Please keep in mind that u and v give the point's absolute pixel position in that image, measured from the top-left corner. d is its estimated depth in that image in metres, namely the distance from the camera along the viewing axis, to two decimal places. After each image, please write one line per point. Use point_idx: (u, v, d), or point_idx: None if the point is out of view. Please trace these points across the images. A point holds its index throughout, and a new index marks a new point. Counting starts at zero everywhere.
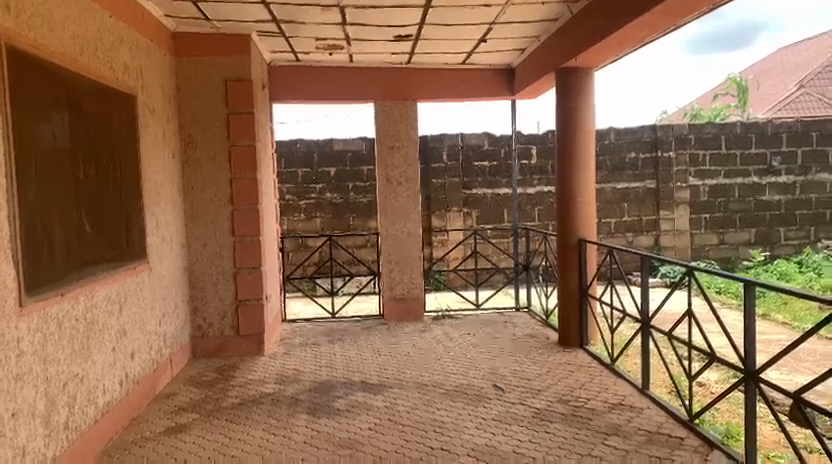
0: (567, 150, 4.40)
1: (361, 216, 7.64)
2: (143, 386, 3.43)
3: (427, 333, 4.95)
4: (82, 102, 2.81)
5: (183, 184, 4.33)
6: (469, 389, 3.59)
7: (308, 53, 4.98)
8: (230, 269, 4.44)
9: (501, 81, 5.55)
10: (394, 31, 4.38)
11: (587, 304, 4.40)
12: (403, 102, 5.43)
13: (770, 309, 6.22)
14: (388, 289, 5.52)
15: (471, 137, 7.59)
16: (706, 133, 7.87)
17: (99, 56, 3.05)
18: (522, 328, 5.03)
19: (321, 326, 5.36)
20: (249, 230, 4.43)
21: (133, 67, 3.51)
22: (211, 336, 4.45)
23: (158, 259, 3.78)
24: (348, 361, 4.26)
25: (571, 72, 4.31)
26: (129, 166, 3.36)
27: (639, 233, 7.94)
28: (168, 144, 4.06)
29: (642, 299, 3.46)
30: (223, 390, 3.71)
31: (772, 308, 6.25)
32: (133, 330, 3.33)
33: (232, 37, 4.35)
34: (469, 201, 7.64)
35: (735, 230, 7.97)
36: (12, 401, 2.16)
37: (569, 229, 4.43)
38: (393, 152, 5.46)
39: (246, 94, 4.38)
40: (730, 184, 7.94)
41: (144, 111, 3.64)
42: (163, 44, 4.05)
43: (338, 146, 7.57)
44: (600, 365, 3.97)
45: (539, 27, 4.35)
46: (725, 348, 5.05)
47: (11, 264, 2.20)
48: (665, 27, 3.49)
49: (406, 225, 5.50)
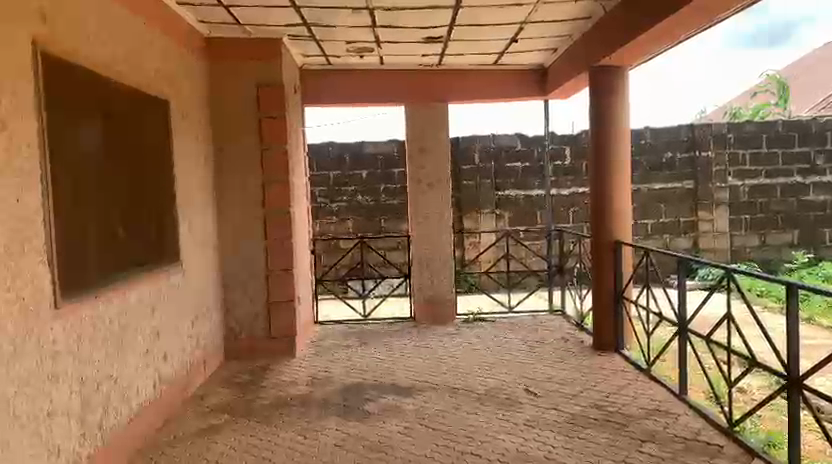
0: (601, 150, 4.32)
1: (393, 218, 7.63)
2: (176, 387, 3.46)
3: (458, 336, 4.91)
4: (116, 107, 2.86)
5: (216, 187, 4.38)
6: (501, 394, 3.54)
7: (339, 57, 4.99)
8: (263, 271, 4.47)
9: (532, 81, 5.49)
10: (424, 32, 4.37)
11: (622, 308, 4.31)
12: (435, 103, 5.41)
13: (815, 313, 6.02)
14: (419, 292, 5.50)
15: (502, 138, 7.56)
16: (746, 132, 7.66)
17: (133, 61, 3.10)
18: (555, 331, 4.96)
19: (353, 328, 5.35)
20: (280, 233, 4.46)
21: (166, 72, 3.57)
22: (243, 337, 4.48)
23: (191, 261, 3.82)
24: (379, 363, 4.25)
25: (604, 71, 4.23)
26: (162, 170, 3.41)
27: (676, 235, 7.75)
28: (201, 147, 4.11)
29: (679, 302, 3.37)
30: (255, 392, 3.73)
31: (817, 313, 6.04)
32: (167, 331, 3.37)
33: (263, 41, 4.38)
34: (501, 203, 7.56)
35: (777, 231, 7.73)
36: (47, 401, 2.20)
37: (604, 231, 4.35)
38: (424, 154, 5.44)
39: (277, 98, 4.41)
40: (772, 184, 7.71)
41: (176, 115, 3.69)
42: (196, 49, 4.11)
43: (370, 149, 7.59)
44: (635, 370, 3.88)
45: (570, 26, 4.28)
46: (767, 352, 4.88)
47: (47, 267, 2.25)
48: (701, 24, 3.39)
49: (437, 228, 5.47)
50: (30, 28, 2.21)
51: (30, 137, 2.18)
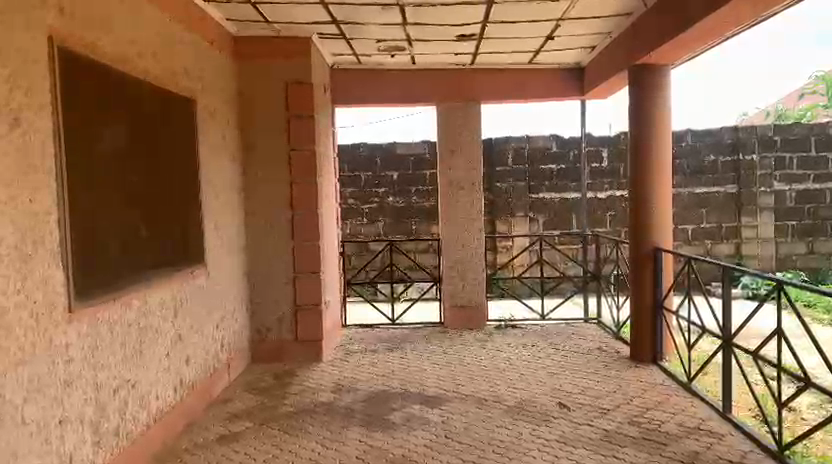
0: (640, 152, 4.12)
1: (424, 220, 7.51)
2: (199, 391, 3.40)
3: (489, 343, 4.76)
4: (138, 105, 2.80)
5: (244, 188, 4.32)
6: (532, 407, 3.38)
7: (369, 56, 4.89)
8: (289, 273, 4.39)
9: (569, 80, 5.31)
10: (456, 30, 4.23)
11: (661, 317, 4.11)
12: (468, 103, 5.27)
13: None
14: (449, 297, 5.37)
15: (537, 140, 7.36)
16: (794, 135, 7.33)
17: (156, 58, 3.04)
18: (590, 340, 4.77)
19: (381, 333, 5.25)
20: (308, 235, 4.37)
21: (193, 70, 3.51)
22: (269, 341, 4.41)
23: (216, 263, 3.76)
24: (406, 370, 4.12)
25: (645, 70, 4.04)
26: (187, 168, 3.35)
27: (719, 241, 7.45)
28: (228, 147, 4.05)
29: (723, 314, 3.16)
30: (279, 398, 3.65)
31: None
32: (189, 335, 3.30)
33: (292, 39, 4.30)
34: (535, 206, 7.37)
35: (826, 238, 7.37)
36: (59, 408, 2.13)
37: (642, 237, 4.15)
38: (456, 156, 5.30)
39: (306, 97, 4.33)
40: (821, 189, 7.38)
41: (203, 114, 3.63)
42: (224, 48, 4.05)
43: (401, 151, 7.48)
44: (674, 384, 3.67)
45: (609, 22, 4.11)
46: (820, 368, 4.59)
47: (60, 269, 2.18)
48: (751, 19, 3.19)
49: (468, 230, 5.32)
50: (46, 23, 2.15)
51: (44, 135, 2.11)
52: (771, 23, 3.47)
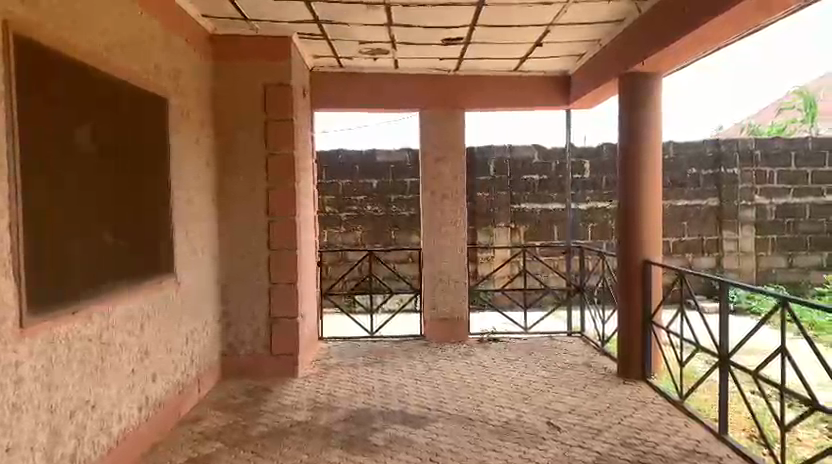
0: (630, 162, 4.01)
1: (403, 229, 7.34)
2: (166, 411, 3.18)
3: (472, 358, 4.60)
4: (104, 103, 2.59)
5: (219, 193, 4.11)
6: (520, 427, 3.22)
7: (351, 59, 4.72)
8: (265, 283, 4.18)
9: (554, 88, 5.20)
10: (443, 33, 4.09)
11: (651, 332, 3.99)
12: (451, 110, 5.13)
13: None
14: (430, 310, 5.20)
15: (519, 150, 7.25)
16: (774, 149, 7.34)
17: (126, 54, 2.84)
18: (577, 355, 4.64)
19: (360, 346, 5.05)
20: (286, 244, 4.17)
21: (166, 68, 3.31)
22: (242, 355, 4.19)
23: (187, 273, 3.54)
24: (388, 387, 3.93)
25: (637, 79, 3.94)
26: (158, 171, 3.14)
27: (699, 254, 7.41)
28: (202, 150, 3.85)
29: (720, 331, 3.04)
30: (253, 417, 3.44)
31: None
32: (156, 349, 3.08)
33: (272, 40, 4.12)
34: (517, 216, 7.26)
35: (805, 253, 7.38)
36: (6, 435, 1.91)
37: (632, 250, 4.03)
38: (439, 164, 5.15)
39: (285, 100, 4.14)
40: (801, 203, 7.39)
41: (175, 114, 3.42)
42: (200, 46, 3.85)
43: (381, 158, 7.31)
44: (666, 403, 3.54)
45: (600, 29, 4.00)
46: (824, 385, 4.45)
47: (11, 279, 1.96)
48: (750, 26, 3.10)
49: (452, 241, 5.17)
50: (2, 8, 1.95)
51: None
52: (766, 33, 3.39)
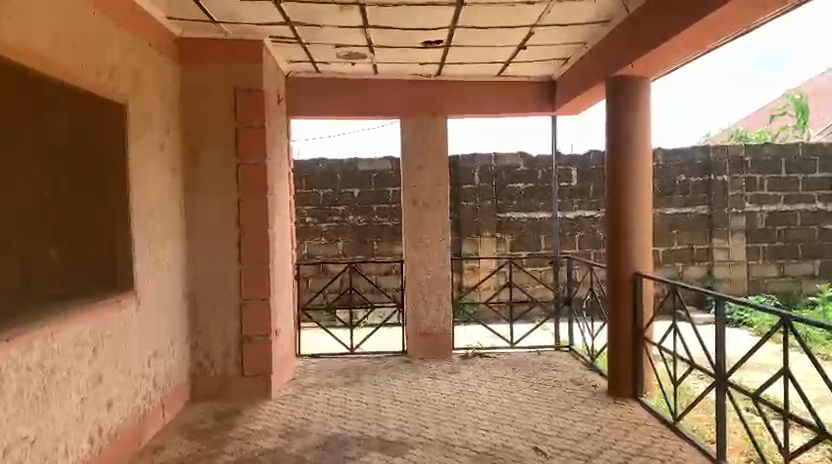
0: (619, 169, 3.83)
1: (386, 240, 7.14)
2: (123, 441, 2.94)
3: (455, 375, 4.39)
4: (47, 109, 2.37)
5: (186, 204, 3.88)
6: (505, 454, 3.01)
7: (328, 63, 4.53)
8: (235, 300, 3.95)
9: (539, 94, 5.03)
10: (422, 35, 3.90)
11: (642, 348, 3.80)
12: (433, 118, 4.94)
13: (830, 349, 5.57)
14: (412, 324, 4.98)
15: (505, 158, 7.06)
16: (765, 156, 7.22)
17: (78, 56, 2.63)
18: (565, 372, 4.44)
19: (338, 363, 4.83)
20: (257, 258, 3.95)
21: (126, 72, 3.09)
22: (212, 375, 3.95)
23: (149, 289, 3.31)
24: (366, 409, 3.71)
25: (625, 83, 3.77)
26: (115, 182, 2.92)
27: (690, 263, 7.25)
28: (167, 158, 3.63)
29: (717, 349, 2.85)
30: (219, 444, 3.21)
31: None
32: (112, 374, 2.85)
33: (242, 43, 3.91)
34: (503, 226, 7.09)
35: (797, 261, 7.25)
36: None
37: (620, 262, 3.85)
38: (420, 173, 4.96)
39: (257, 106, 3.93)
40: (792, 210, 7.27)
41: (137, 121, 3.20)
42: (165, 49, 3.64)
43: (363, 167, 7.11)
44: (659, 424, 3.35)
45: (587, 30, 3.82)
46: (822, 400, 4.28)
47: None
48: (743, 26, 2.93)
49: (434, 252, 4.96)
50: None
51: None
52: (759, 33, 3.23)
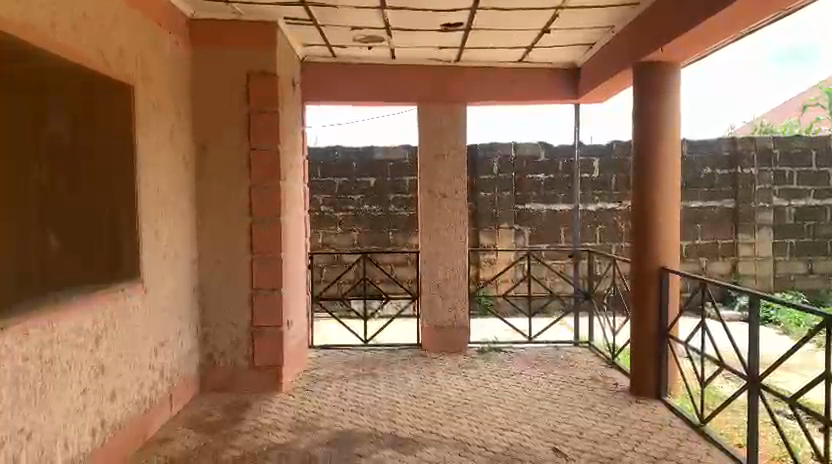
0: (645, 159, 3.66)
1: (402, 230, 7.01)
2: (127, 434, 2.86)
3: (471, 371, 4.26)
4: (46, 87, 2.27)
5: (195, 192, 3.78)
6: (523, 455, 2.88)
7: (344, 47, 4.40)
8: (246, 290, 3.85)
9: (562, 83, 4.86)
10: (441, 18, 3.74)
11: (666, 347, 3.65)
12: (452, 105, 4.79)
13: None
14: (427, 317, 4.86)
15: (525, 148, 6.90)
16: (794, 148, 6.98)
17: (83, 32, 2.52)
18: (584, 369, 4.29)
19: (351, 356, 4.72)
20: (268, 247, 3.84)
21: (133, 51, 2.98)
22: (222, 367, 3.86)
23: (157, 278, 3.22)
24: (377, 404, 3.60)
25: (654, 69, 3.59)
26: (120, 166, 2.82)
27: (714, 259, 7.05)
28: (177, 143, 3.52)
29: (750, 350, 2.69)
30: (226, 438, 3.11)
31: None
32: (116, 365, 2.76)
33: (255, 24, 3.78)
34: (521, 218, 6.93)
35: (826, 258, 7.02)
36: None
37: (645, 257, 3.69)
38: (437, 162, 4.81)
39: (270, 90, 3.81)
40: (821, 205, 7.04)
41: (145, 104, 3.10)
42: (175, 30, 3.53)
43: (379, 155, 6.99)
44: (684, 426, 3.20)
45: (614, 14, 3.65)
46: None
47: None
48: (781, 8, 2.75)
49: (449, 244, 4.83)
50: None
51: None
52: (798, 16, 3.05)
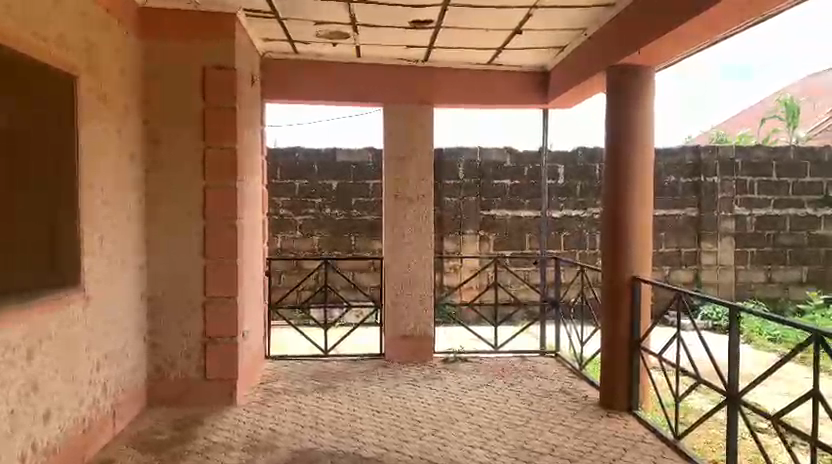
0: (619, 166, 3.56)
1: (364, 235, 6.82)
2: (63, 457, 2.60)
3: (437, 383, 4.09)
4: None
5: (145, 192, 3.52)
6: None
7: (307, 43, 4.20)
8: (199, 297, 3.60)
9: (532, 87, 4.75)
10: (411, 14, 3.57)
11: (637, 358, 3.54)
12: (420, 106, 4.63)
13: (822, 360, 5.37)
14: (391, 326, 4.67)
15: (491, 152, 6.79)
16: (756, 158, 7.04)
17: (17, 14, 2.26)
18: (553, 381, 4.17)
19: (311, 367, 4.51)
20: (224, 252, 3.60)
21: (77, 37, 2.72)
22: (172, 380, 3.61)
23: (100, 284, 2.96)
24: (339, 421, 3.39)
25: (628, 74, 3.50)
26: (60, 163, 2.56)
27: (677, 267, 7.07)
28: (125, 139, 3.27)
29: (730, 365, 2.59)
30: (175, 459, 2.87)
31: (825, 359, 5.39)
32: (52, 381, 2.50)
33: (212, 15, 3.55)
34: (486, 224, 6.82)
35: (784, 267, 7.10)
36: None
37: (618, 265, 3.58)
38: (403, 166, 4.64)
39: (228, 85, 3.58)
40: (781, 214, 7.10)
41: (90, 95, 2.84)
42: (124, 18, 3.27)
43: (342, 158, 6.78)
44: (659, 442, 3.10)
45: (589, 15, 3.54)
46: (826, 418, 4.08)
47: None
48: (760, 13, 2.66)
49: (415, 250, 4.66)
50: None
51: None
52: (776, 22, 2.97)
